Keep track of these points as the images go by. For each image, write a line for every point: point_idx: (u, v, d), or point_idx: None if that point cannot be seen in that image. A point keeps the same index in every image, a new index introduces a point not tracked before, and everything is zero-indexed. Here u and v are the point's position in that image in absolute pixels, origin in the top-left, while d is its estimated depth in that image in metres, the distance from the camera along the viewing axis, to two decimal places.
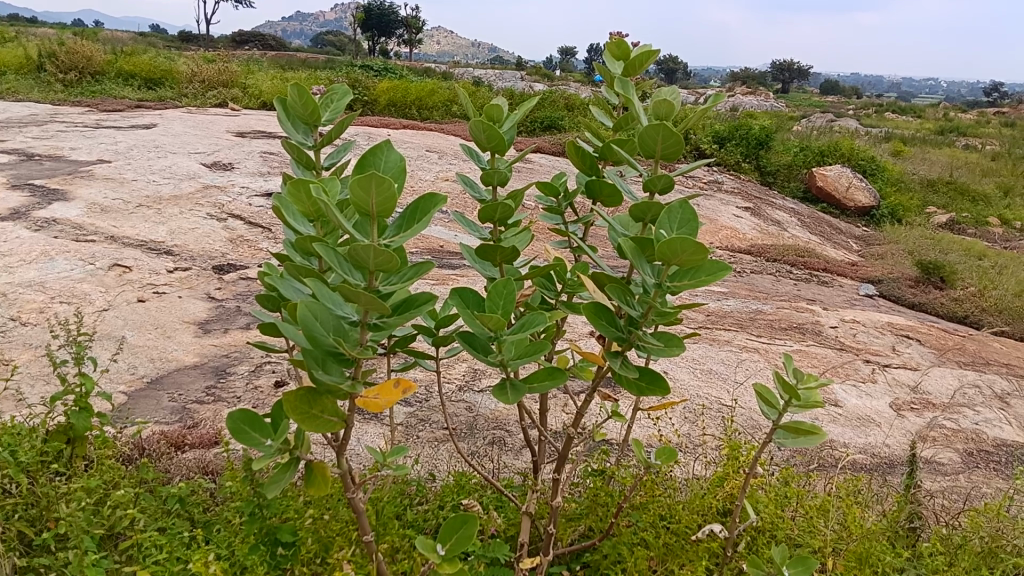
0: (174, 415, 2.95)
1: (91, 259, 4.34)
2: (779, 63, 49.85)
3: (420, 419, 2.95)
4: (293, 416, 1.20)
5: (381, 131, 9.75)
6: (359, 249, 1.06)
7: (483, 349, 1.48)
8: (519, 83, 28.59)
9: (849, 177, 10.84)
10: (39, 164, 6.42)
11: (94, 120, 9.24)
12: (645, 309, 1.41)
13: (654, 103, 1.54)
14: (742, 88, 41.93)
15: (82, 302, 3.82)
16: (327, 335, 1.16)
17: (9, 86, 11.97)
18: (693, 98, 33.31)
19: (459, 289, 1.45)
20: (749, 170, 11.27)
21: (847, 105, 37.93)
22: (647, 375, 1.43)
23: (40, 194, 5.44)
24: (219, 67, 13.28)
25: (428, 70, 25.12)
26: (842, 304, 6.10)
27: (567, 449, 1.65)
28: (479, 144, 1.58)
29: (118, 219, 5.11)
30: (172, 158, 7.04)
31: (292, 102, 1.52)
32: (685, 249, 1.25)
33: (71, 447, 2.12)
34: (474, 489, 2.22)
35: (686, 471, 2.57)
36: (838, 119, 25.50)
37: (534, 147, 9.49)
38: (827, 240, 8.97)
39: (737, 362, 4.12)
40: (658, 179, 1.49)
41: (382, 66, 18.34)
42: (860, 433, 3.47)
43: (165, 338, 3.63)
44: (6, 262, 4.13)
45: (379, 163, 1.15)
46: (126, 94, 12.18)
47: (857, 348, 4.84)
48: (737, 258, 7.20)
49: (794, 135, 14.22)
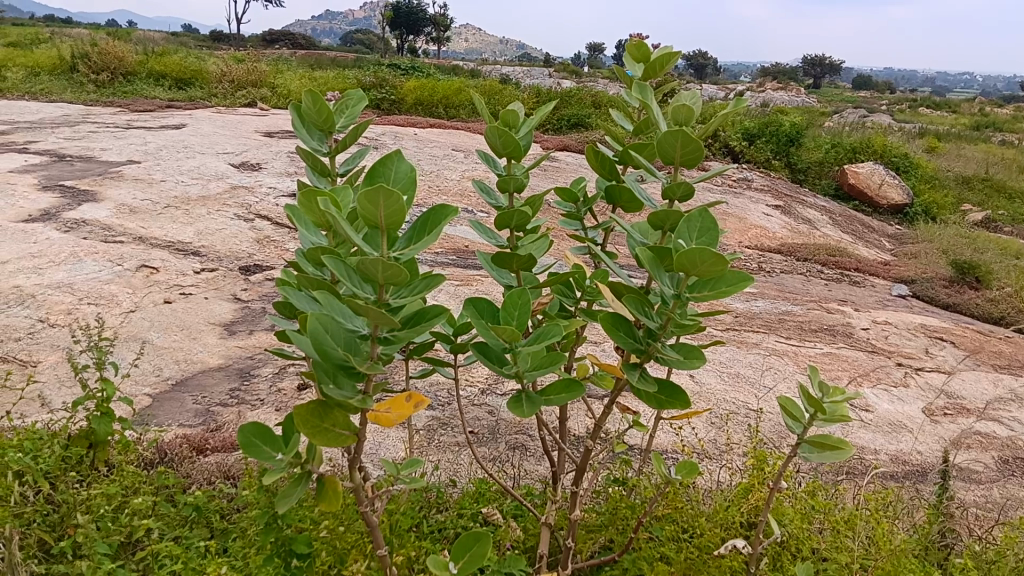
0: (197, 418, 2.96)
1: (119, 261, 4.38)
2: (810, 57, 49.27)
3: (441, 423, 2.93)
4: (303, 429, 1.18)
5: (408, 130, 9.76)
6: (368, 262, 1.03)
7: (499, 360, 1.45)
8: (546, 80, 28.50)
9: (882, 174, 10.66)
10: (71, 165, 6.50)
11: (125, 121, 9.35)
12: (664, 321, 1.38)
13: (673, 108, 1.50)
14: (773, 83, 41.47)
15: (109, 304, 3.85)
16: (337, 348, 1.14)
17: (43, 87, 12.16)
18: (722, 93, 33.04)
19: (474, 300, 1.43)
20: (779, 167, 11.14)
21: (880, 100, 37.38)
22: (667, 388, 1.40)
23: (71, 195, 5.50)
24: (248, 67, 13.37)
25: (456, 68, 25.13)
26: (874, 304, 5.99)
27: (585, 462, 1.62)
28: (494, 150, 1.55)
29: (146, 220, 5.15)
30: (201, 159, 7.09)
31: (307, 110, 1.50)
32: (704, 260, 1.21)
33: (93, 451, 2.13)
34: (494, 498, 2.20)
35: (710, 480, 2.53)
36: (870, 115, 25.15)
37: (561, 145, 9.44)
38: (859, 239, 8.83)
39: (765, 366, 4.06)
40: (677, 186, 1.45)
41: (410, 65, 18.39)
42: (891, 440, 3.39)
43: (190, 340, 3.65)
44: (36, 264, 4.18)
45: (389, 174, 1.13)
46: (157, 94, 12.32)
47: (889, 351, 4.74)
48: (766, 257, 7.10)
49: (825, 131, 14.03)
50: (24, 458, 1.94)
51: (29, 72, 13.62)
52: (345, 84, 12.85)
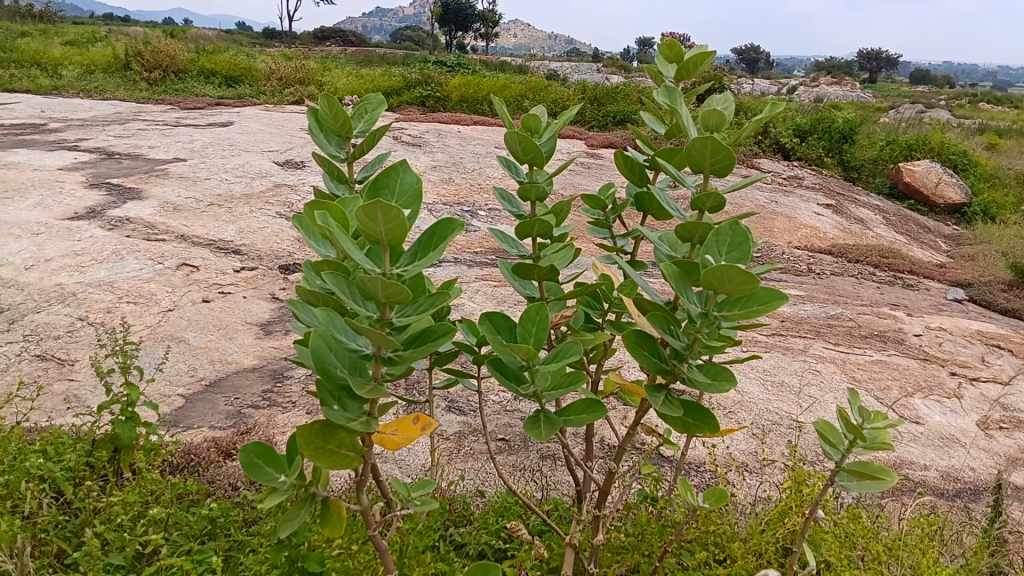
0: (228, 420, 2.95)
1: (160, 259, 4.41)
2: (867, 51, 48.20)
3: (473, 430, 2.88)
4: (306, 452, 1.12)
5: (452, 127, 9.73)
6: (366, 279, 0.97)
7: (517, 379, 1.38)
8: (594, 76, 28.32)
9: (939, 172, 10.34)
10: (118, 162, 6.59)
11: (174, 118, 9.48)
12: (691, 340, 1.30)
13: (702, 114, 1.41)
14: (828, 78, 40.62)
15: (148, 302, 3.88)
16: (337, 370, 1.08)
17: (97, 85, 12.41)
18: (775, 88, 32.42)
19: (490, 314, 1.36)
20: (831, 165, 10.86)
21: (939, 95, 36.33)
22: (696, 411, 1.32)
23: (116, 192, 5.57)
24: (296, 64, 13.49)
25: (504, 64, 25.08)
26: (928, 309, 5.79)
27: (609, 485, 1.56)
28: (516, 157, 1.49)
29: (189, 218, 5.19)
30: (246, 157, 7.14)
31: (323, 115, 1.45)
32: (733, 278, 1.13)
33: (118, 455, 2.12)
34: (520, 513, 2.14)
35: (748, 499, 2.44)
36: (929, 110, 24.50)
37: (606, 141, 9.32)
38: (914, 240, 8.56)
39: (811, 374, 3.93)
40: (708, 197, 1.36)
41: (457, 61, 18.36)
42: (942, 455, 3.25)
43: (226, 340, 3.65)
44: (79, 262, 4.23)
45: (394, 186, 1.07)
46: (207, 92, 12.50)
47: (942, 359, 4.56)
48: (816, 258, 6.91)
49: (881, 127, 13.68)
50: (47, 462, 1.93)
51: (84, 70, 13.92)
52: (391, 79, 12.87)
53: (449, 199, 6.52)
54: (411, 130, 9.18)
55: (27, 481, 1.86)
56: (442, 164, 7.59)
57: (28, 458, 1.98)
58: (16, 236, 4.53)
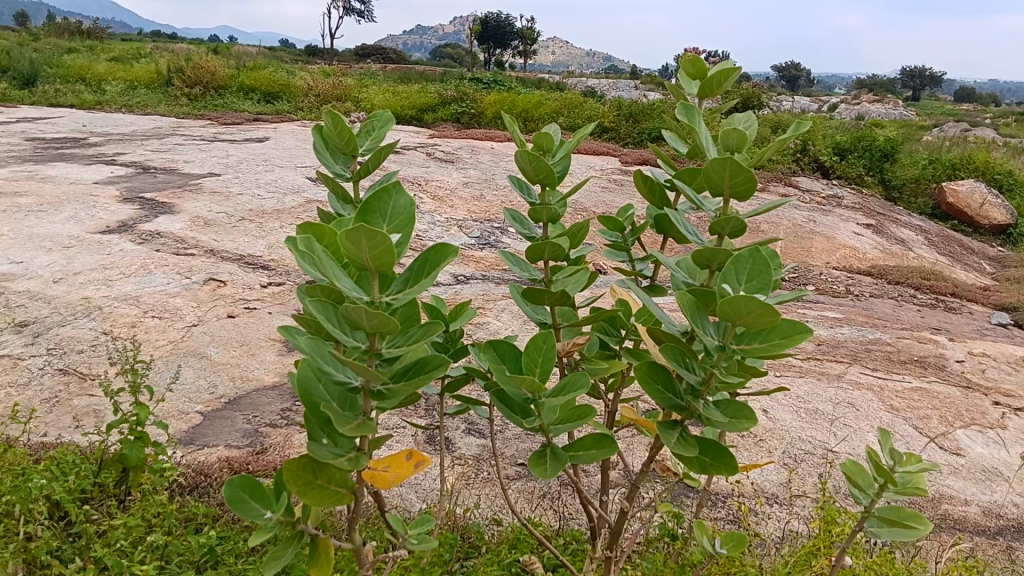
0: (245, 439, 2.90)
1: (187, 273, 4.41)
2: (910, 68, 47.59)
3: (492, 453, 2.81)
4: (293, 488, 1.04)
5: (485, 144, 9.71)
6: (349, 307, 0.90)
7: (522, 412, 1.31)
8: (632, 93, 28.24)
9: (983, 193, 10.10)
10: (154, 177, 6.66)
11: (212, 133, 9.58)
12: (707, 374, 1.22)
13: (723, 133, 1.32)
14: (870, 95, 40.08)
15: (173, 317, 3.87)
16: (324, 405, 1.01)
17: (140, 101, 12.63)
18: (817, 106, 32.02)
19: (495, 343, 1.29)
20: (872, 184, 10.65)
21: (984, 113, 35.63)
22: (712, 449, 1.23)
23: (149, 206, 5.61)
24: (334, 81, 13.62)
25: (541, 82, 25.12)
26: (971, 334, 5.60)
27: (621, 524, 1.49)
28: (527, 177, 1.42)
29: (219, 233, 5.20)
30: (279, 172, 7.17)
31: (328, 132, 1.39)
32: (751, 309, 1.05)
33: (126, 475, 2.08)
34: (533, 547, 2.09)
35: (772, 543, 2.33)
36: (975, 129, 24.03)
37: (641, 159, 9.23)
38: (958, 261, 8.33)
39: (847, 401, 3.79)
40: (727, 222, 1.28)
41: (494, 77, 18.37)
42: (984, 489, 3.10)
43: (248, 356, 3.61)
44: (107, 276, 4.24)
45: (386, 210, 1.01)
46: (246, 108, 12.65)
47: (985, 387, 4.39)
48: (855, 280, 6.73)
49: (924, 145, 13.42)
50: (51, 483, 1.92)
51: (128, 85, 14.19)
52: (427, 95, 12.92)
53: (479, 215, 6.47)
54: (444, 147, 9.19)
55: (32, 500, 1.86)
56: (475, 181, 7.56)
57: (32, 478, 1.97)
58: (46, 250, 4.56)
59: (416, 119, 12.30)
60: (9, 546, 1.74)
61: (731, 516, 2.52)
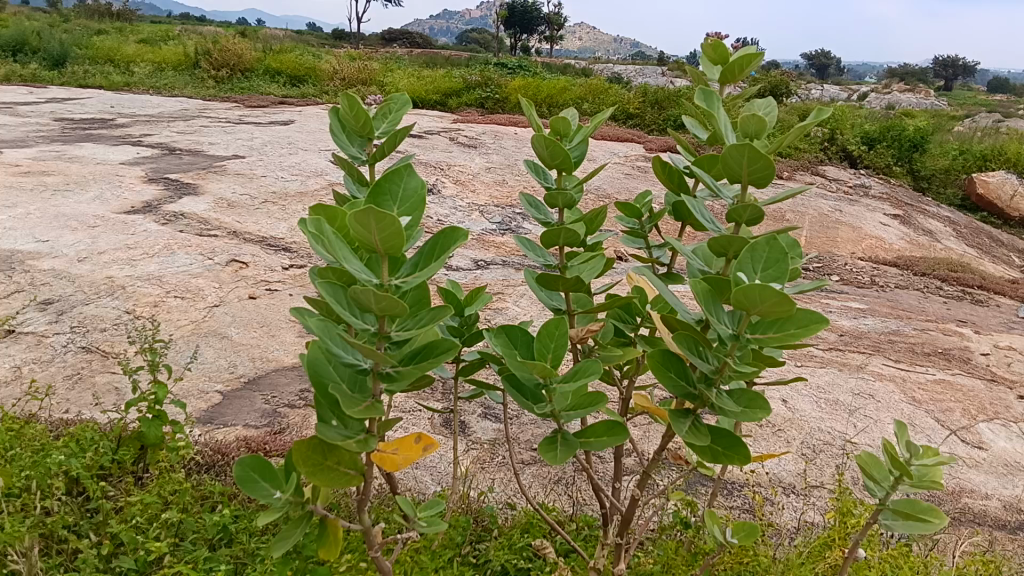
0: (264, 419, 2.92)
1: (210, 254, 4.44)
2: (943, 57, 46.79)
3: (508, 438, 2.81)
4: (302, 468, 1.05)
5: (509, 129, 9.68)
6: (358, 289, 0.90)
7: (534, 397, 1.30)
8: (659, 79, 28.04)
9: (1014, 184, 9.94)
10: (179, 158, 6.71)
11: (237, 116, 9.62)
12: (721, 363, 1.21)
13: (741, 119, 1.30)
14: (900, 84, 39.44)
15: (195, 297, 3.90)
16: (333, 386, 1.01)
17: (167, 83, 12.71)
18: (846, 94, 31.57)
19: (507, 328, 1.28)
20: (900, 174, 10.51)
21: (1017, 104, 34.97)
22: (724, 438, 1.22)
23: (174, 187, 5.65)
24: (359, 65, 13.62)
25: (566, 68, 24.97)
26: (998, 327, 5.52)
27: (632, 512, 1.49)
28: (543, 162, 1.40)
29: (242, 215, 5.23)
30: (303, 155, 7.19)
31: (344, 115, 1.38)
32: (765, 298, 1.04)
33: (144, 452, 2.13)
34: (545, 532, 2.10)
35: (787, 536, 2.31)
36: (1007, 120, 23.63)
37: (666, 146, 9.16)
38: (986, 254, 8.20)
39: (868, 392, 3.76)
40: (744, 210, 1.25)
41: (518, 62, 18.27)
42: (1007, 484, 3.06)
43: (268, 337, 3.63)
44: (131, 255, 4.28)
45: (397, 192, 1.00)
46: (271, 91, 12.69)
47: (1010, 381, 4.33)
48: (880, 271, 6.66)
49: (954, 135, 13.21)
50: (70, 459, 1.96)
51: (155, 68, 14.28)
52: (452, 80, 12.89)
53: (501, 200, 6.46)
54: (468, 131, 9.17)
55: (50, 476, 1.90)
56: (497, 166, 7.54)
57: (50, 453, 2.01)
58: (72, 229, 4.61)
59: (441, 103, 12.28)
60: (27, 519, 1.77)
61: (746, 505, 2.51)
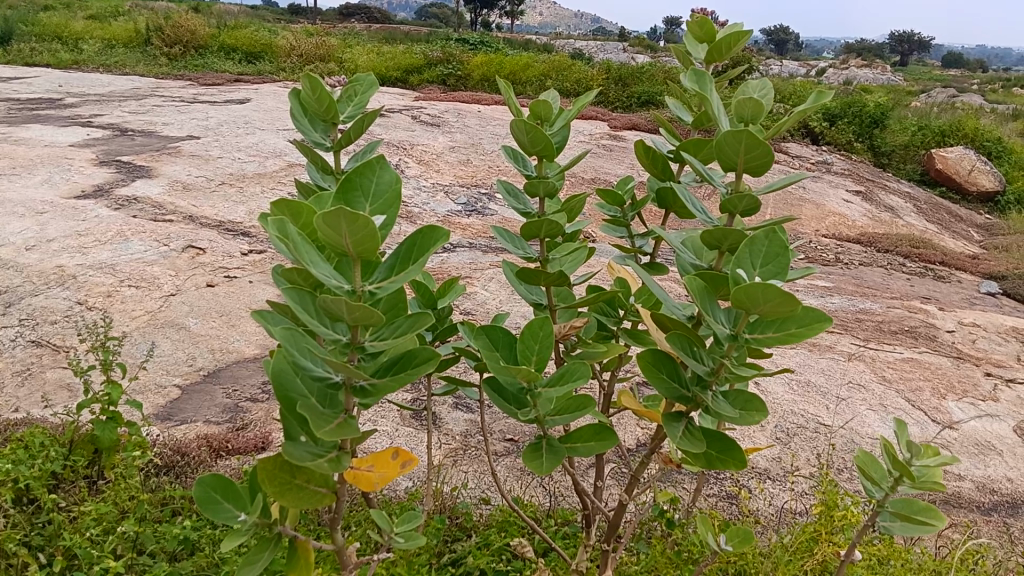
0: (224, 414, 2.81)
1: (165, 241, 4.27)
2: (899, 34, 47.32)
3: (480, 429, 2.73)
4: (268, 489, 0.95)
5: (472, 107, 9.54)
6: (329, 298, 0.80)
7: (516, 402, 1.22)
8: (620, 56, 27.95)
9: (972, 159, 10.06)
10: (131, 139, 6.49)
11: (191, 95, 9.33)
12: (716, 364, 1.13)
13: (737, 103, 1.19)
14: (857, 61, 39.79)
15: (150, 286, 3.75)
16: (302, 402, 0.91)
17: (118, 60, 12.33)
18: (805, 70, 31.76)
19: (488, 328, 1.18)
20: (861, 150, 10.58)
21: (970, 79, 35.49)
22: (718, 441, 1.15)
23: (125, 170, 5.45)
24: (317, 41, 13.31)
25: (529, 43, 24.71)
26: (960, 303, 5.57)
27: (620, 517, 1.42)
28: (522, 149, 1.31)
29: (198, 198, 5.05)
30: (260, 135, 6.99)
31: (306, 97, 1.27)
32: (767, 298, 0.97)
33: (98, 456, 2.04)
34: (522, 530, 2.03)
35: (769, 527, 2.27)
36: (963, 95, 23.92)
37: (630, 123, 9.08)
38: (946, 229, 8.30)
39: (840, 372, 3.75)
40: (739, 200, 1.17)
41: (480, 38, 17.99)
42: (979, 464, 3.06)
43: (228, 327, 3.50)
44: (81, 243, 4.11)
45: (368, 187, 0.91)
46: (226, 68, 12.35)
47: (976, 358, 4.35)
48: (844, 247, 6.68)
49: (913, 111, 13.33)
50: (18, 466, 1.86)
51: (105, 45, 13.84)
52: (413, 56, 12.65)
53: (466, 180, 6.35)
54: (430, 110, 9.01)
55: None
56: (461, 145, 7.41)
57: None
58: (19, 215, 4.42)
59: (402, 81, 12.05)
60: None
61: (725, 493, 2.46)
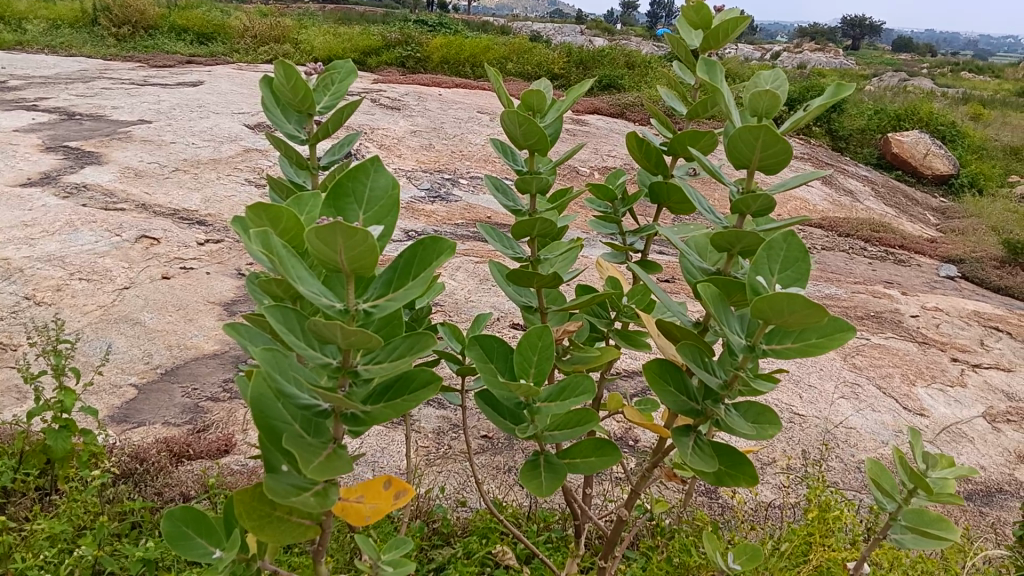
0: (185, 415, 2.68)
1: (117, 230, 4.09)
2: (851, 19, 47.88)
3: (452, 426, 2.65)
4: (244, 523, 0.86)
5: (432, 90, 9.37)
6: (321, 322, 0.71)
7: (512, 416, 1.13)
8: (578, 39, 27.88)
9: (927, 143, 10.19)
10: (79, 123, 6.24)
11: (142, 77, 9.03)
12: (729, 376, 1.06)
13: (751, 95, 1.11)
14: (811, 45, 40.18)
15: (103, 280, 3.58)
16: (286, 433, 0.81)
17: (63, 41, 11.88)
18: (759, 55, 31.98)
19: (480, 337, 1.09)
20: (819, 135, 10.65)
21: (920, 64, 36.04)
22: (729, 457, 1.08)
23: (74, 157, 5.22)
24: (271, 22, 12.98)
25: (486, 26, 24.46)
26: (922, 287, 5.62)
27: (618, 531, 1.34)
28: (514, 140, 1.22)
29: (151, 185, 4.86)
30: (214, 119, 6.77)
31: (278, 86, 1.16)
32: (792, 309, 0.89)
33: (52, 467, 1.93)
34: (504, 536, 1.96)
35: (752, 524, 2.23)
36: (914, 79, 24.29)
37: (592, 107, 9.00)
38: (903, 213, 8.39)
39: (811, 360, 3.73)
40: (753, 199, 1.09)
41: (438, 20, 17.72)
42: (951, 452, 3.06)
43: (185, 322, 3.35)
44: (28, 233, 3.91)
45: (361, 193, 0.81)
46: (178, 49, 11.99)
47: (941, 343, 4.38)
48: (807, 232, 6.70)
49: (867, 95, 13.47)
50: None
51: (50, 24, 13.34)
52: (371, 37, 12.39)
53: (429, 165, 6.22)
54: (389, 92, 8.83)
55: None
56: (422, 129, 7.26)
57: None
58: None
59: (359, 63, 11.81)
60: None
61: (706, 489, 2.42)
